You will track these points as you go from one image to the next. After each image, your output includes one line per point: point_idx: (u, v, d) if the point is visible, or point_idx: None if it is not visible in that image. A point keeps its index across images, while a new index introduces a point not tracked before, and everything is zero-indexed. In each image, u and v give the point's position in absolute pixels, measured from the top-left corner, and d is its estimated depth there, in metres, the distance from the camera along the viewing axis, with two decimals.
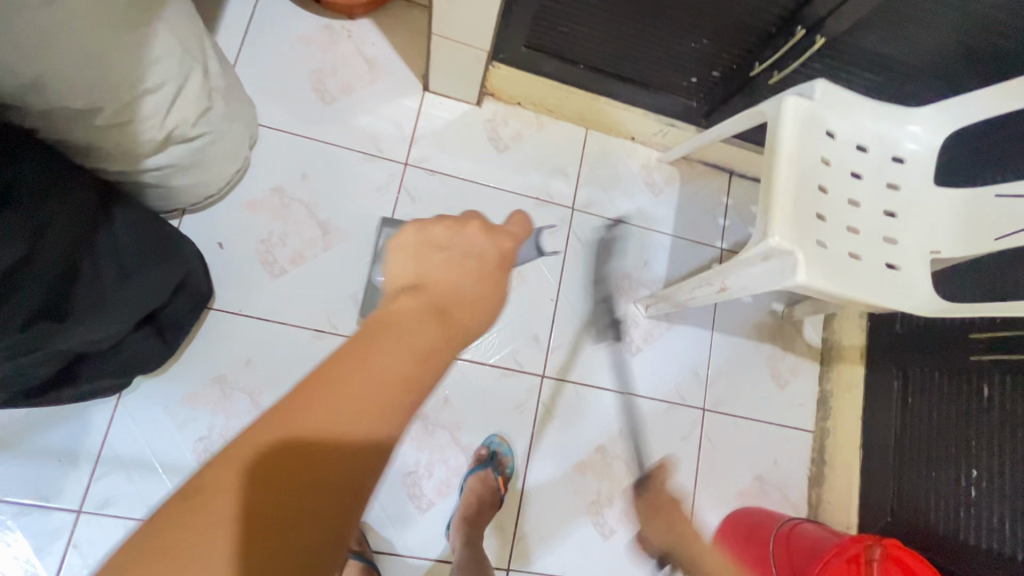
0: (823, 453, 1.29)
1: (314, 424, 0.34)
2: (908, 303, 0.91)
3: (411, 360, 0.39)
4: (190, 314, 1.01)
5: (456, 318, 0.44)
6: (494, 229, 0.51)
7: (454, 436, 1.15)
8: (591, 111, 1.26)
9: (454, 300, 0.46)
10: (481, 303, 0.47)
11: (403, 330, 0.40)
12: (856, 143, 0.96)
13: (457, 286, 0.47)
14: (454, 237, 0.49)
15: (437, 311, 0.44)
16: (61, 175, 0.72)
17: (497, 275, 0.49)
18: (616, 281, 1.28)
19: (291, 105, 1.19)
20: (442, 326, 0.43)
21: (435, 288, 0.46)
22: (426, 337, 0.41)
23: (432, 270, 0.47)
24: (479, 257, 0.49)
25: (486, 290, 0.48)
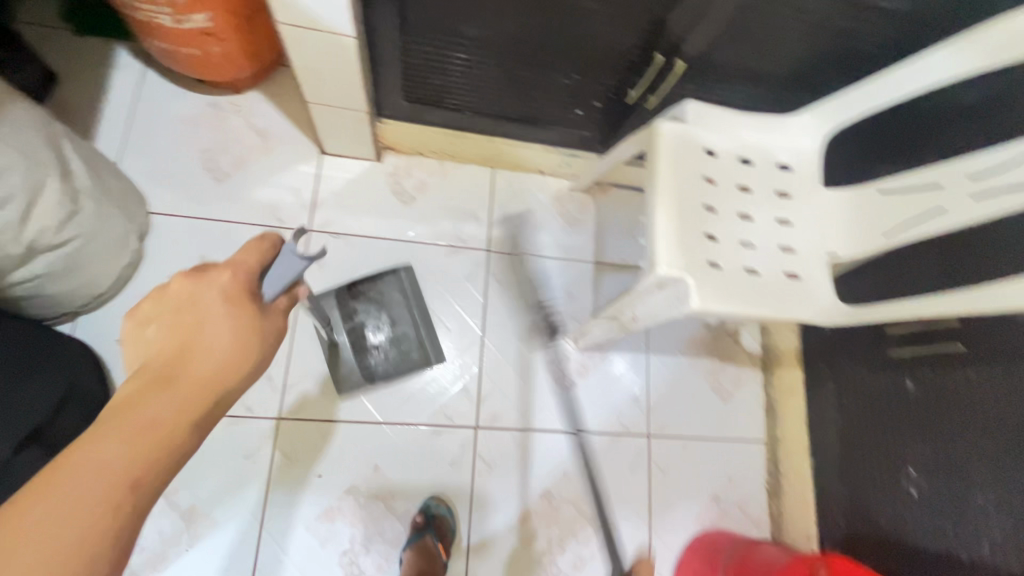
0: (776, 463, 1.26)
1: (62, 491, 0.45)
2: (813, 313, 0.89)
3: (140, 432, 0.49)
4: (85, 422, 0.96)
5: (191, 373, 0.54)
6: (206, 279, 0.58)
7: (388, 506, 1.10)
8: (491, 151, 1.25)
9: (194, 352, 0.55)
10: (225, 349, 0.56)
11: (138, 404, 0.50)
12: (739, 157, 0.95)
13: (192, 343, 0.55)
14: (169, 307, 0.56)
15: (171, 377, 0.53)
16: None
17: (236, 313, 0.57)
18: (542, 317, 1.26)
19: (183, 189, 1.16)
20: (172, 387, 0.52)
21: (165, 354, 0.54)
22: (157, 407, 0.51)
23: (167, 339, 0.55)
24: (208, 309, 0.56)
25: (232, 343, 0.57)
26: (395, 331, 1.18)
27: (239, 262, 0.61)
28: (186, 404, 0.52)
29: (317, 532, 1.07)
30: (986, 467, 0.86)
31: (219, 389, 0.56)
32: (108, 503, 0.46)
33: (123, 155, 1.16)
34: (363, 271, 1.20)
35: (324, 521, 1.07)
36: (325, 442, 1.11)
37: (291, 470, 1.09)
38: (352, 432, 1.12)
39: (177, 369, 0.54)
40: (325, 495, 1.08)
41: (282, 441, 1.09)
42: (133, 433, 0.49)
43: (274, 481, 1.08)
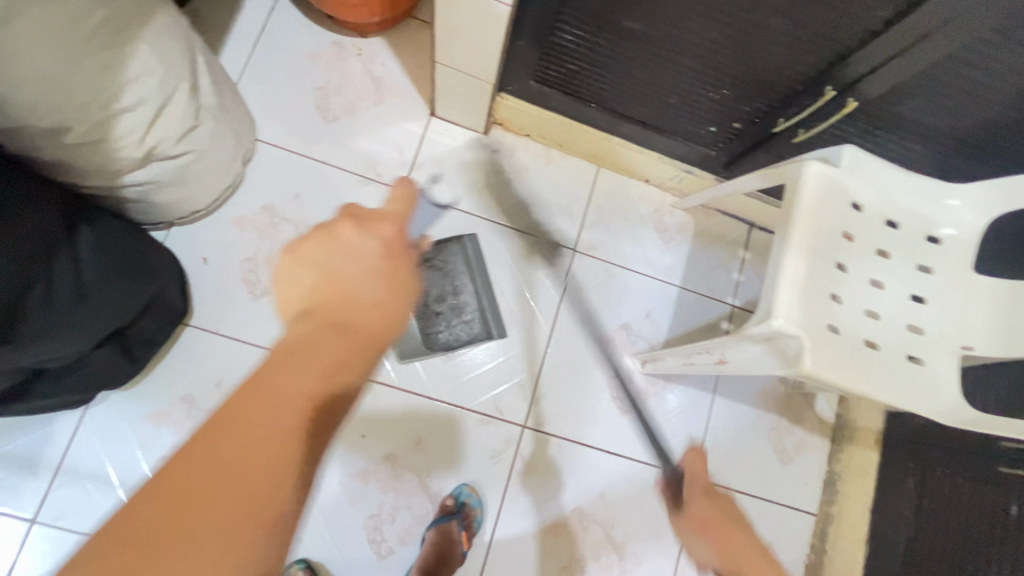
0: (824, 539, 1.18)
1: (245, 424, 0.42)
2: (931, 406, 0.80)
3: (324, 377, 0.46)
4: (160, 331, 0.98)
5: (353, 324, 0.50)
6: (366, 224, 0.54)
7: (422, 482, 1.09)
8: (602, 150, 1.19)
9: (350, 301, 0.51)
10: (380, 303, 0.52)
11: (311, 346, 0.47)
12: (885, 218, 0.86)
13: (352, 291, 0.51)
14: (334, 249, 0.52)
15: (339, 323, 0.49)
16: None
17: (391, 264, 0.54)
18: (613, 331, 1.20)
19: (291, 122, 1.15)
20: (344, 335, 0.49)
21: (327, 300, 0.51)
22: (335, 349, 0.47)
23: (328, 284, 0.51)
24: (362, 256, 0.52)
25: (389, 290, 0.53)
26: (458, 303, 1.16)
27: (394, 206, 0.56)
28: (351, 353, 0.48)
29: (349, 489, 1.06)
30: None
31: (381, 343, 0.52)
32: (297, 447, 0.43)
33: (241, 77, 1.15)
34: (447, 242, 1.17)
35: (358, 481, 1.07)
36: (374, 404, 1.09)
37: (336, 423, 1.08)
38: (402, 401, 1.11)
39: (341, 314, 0.50)
40: (364, 455, 1.08)
41: None
42: (317, 377, 0.46)
43: None
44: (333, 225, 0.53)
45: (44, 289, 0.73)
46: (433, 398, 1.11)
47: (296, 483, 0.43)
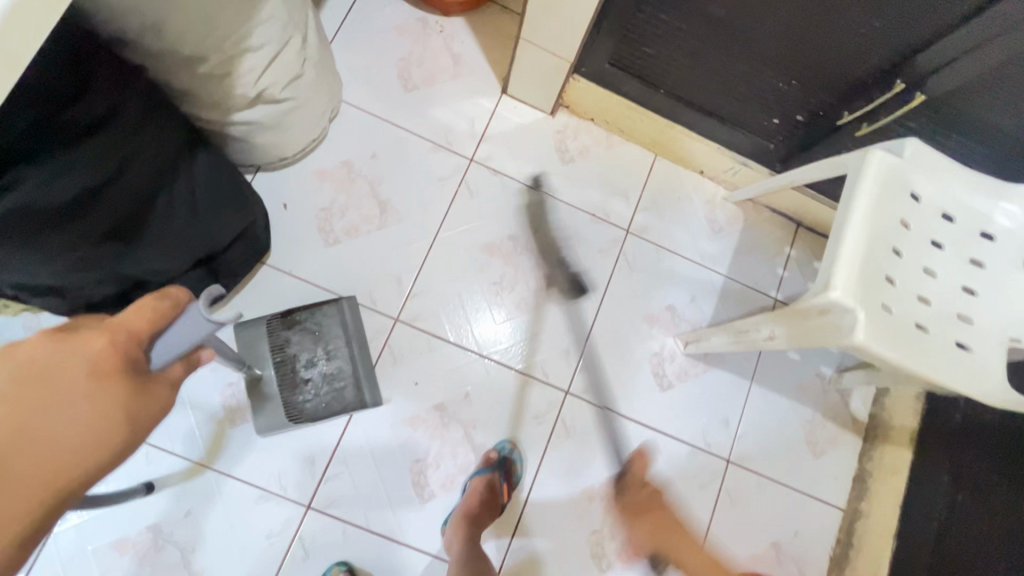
0: (851, 534, 1.21)
1: None
2: (979, 388, 0.83)
3: (33, 475, 0.46)
4: (245, 263, 1.05)
5: (49, 424, 0.48)
6: (62, 345, 0.51)
7: (467, 434, 1.13)
8: (663, 137, 1.25)
9: (53, 416, 0.48)
10: (94, 414, 0.50)
11: (42, 438, 0.47)
12: (942, 211, 0.90)
13: (42, 425, 0.48)
14: (5, 365, 0.48)
15: (22, 444, 0.46)
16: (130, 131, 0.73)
17: (117, 370, 0.52)
18: (659, 311, 1.25)
19: (374, 87, 1.23)
20: (26, 447, 0.46)
21: (2, 422, 0.46)
22: (58, 454, 0.48)
23: (22, 398, 0.47)
24: (81, 363, 0.51)
25: (98, 412, 0.50)
26: (330, 371, 1.08)
27: (122, 319, 0.55)
28: (87, 444, 0.49)
29: (399, 432, 1.11)
30: None
31: (111, 454, 0.51)
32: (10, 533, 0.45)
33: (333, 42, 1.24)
34: (509, 211, 1.23)
35: (408, 426, 1.12)
36: (428, 355, 1.15)
37: (392, 369, 1.13)
38: (455, 355, 1.16)
39: (29, 428, 0.47)
40: (415, 402, 1.13)
41: (393, 340, 1.14)
42: (32, 480, 0.46)
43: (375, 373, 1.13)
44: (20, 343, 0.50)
45: (168, 199, 0.84)
46: (484, 356, 1.17)
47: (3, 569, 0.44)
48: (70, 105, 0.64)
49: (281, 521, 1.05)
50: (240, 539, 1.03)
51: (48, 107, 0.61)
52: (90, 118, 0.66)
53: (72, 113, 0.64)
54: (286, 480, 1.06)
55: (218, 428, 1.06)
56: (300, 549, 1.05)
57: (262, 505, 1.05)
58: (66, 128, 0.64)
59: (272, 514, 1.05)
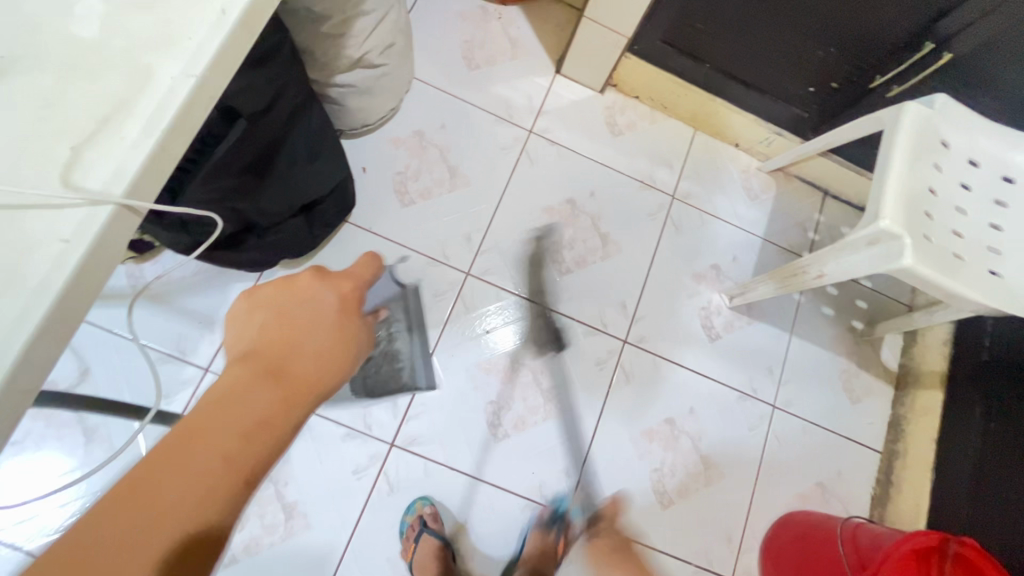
0: (890, 473, 1.29)
1: (207, 438, 0.45)
2: (1011, 305, 0.94)
3: (259, 415, 0.48)
4: (335, 217, 1.14)
5: (299, 369, 0.52)
6: (330, 279, 0.60)
7: (536, 378, 1.22)
8: (704, 111, 1.37)
9: (297, 352, 0.54)
10: (327, 354, 0.55)
11: (240, 399, 0.48)
12: (967, 158, 1.02)
13: (304, 338, 0.55)
14: (294, 294, 0.57)
15: (281, 369, 0.51)
16: (254, 61, 0.76)
17: (340, 322, 0.58)
18: (705, 269, 1.35)
19: (442, 66, 1.35)
20: (280, 379, 0.51)
21: (272, 345, 0.53)
22: (266, 392, 0.49)
23: (272, 330, 0.54)
24: (315, 312, 0.57)
25: (330, 346, 0.56)
26: (393, 352, 1.17)
27: (354, 273, 0.63)
28: (284, 408, 0.49)
29: (473, 377, 1.19)
30: None
31: (316, 391, 0.53)
32: (227, 485, 0.45)
33: None
34: (566, 178, 1.34)
35: (481, 371, 1.20)
36: (498, 306, 1.24)
37: (465, 318, 1.22)
38: (522, 306, 1.25)
39: (283, 364, 0.52)
40: (486, 348, 1.21)
41: (465, 292, 1.23)
42: (247, 418, 0.47)
43: (449, 322, 1.21)
44: (296, 277, 0.58)
45: (291, 150, 0.93)
46: (548, 308, 1.26)
47: (228, 519, 0.45)
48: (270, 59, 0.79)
49: (366, 458, 1.11)
50: (328, 475, 1.10)
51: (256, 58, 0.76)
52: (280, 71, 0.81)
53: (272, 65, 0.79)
54: (370, 420, 1.13)
55: None
56: (384, 484, 1.11)
57: (349, 442, 1.11)
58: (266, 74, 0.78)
59: (359, 451, 1.11)
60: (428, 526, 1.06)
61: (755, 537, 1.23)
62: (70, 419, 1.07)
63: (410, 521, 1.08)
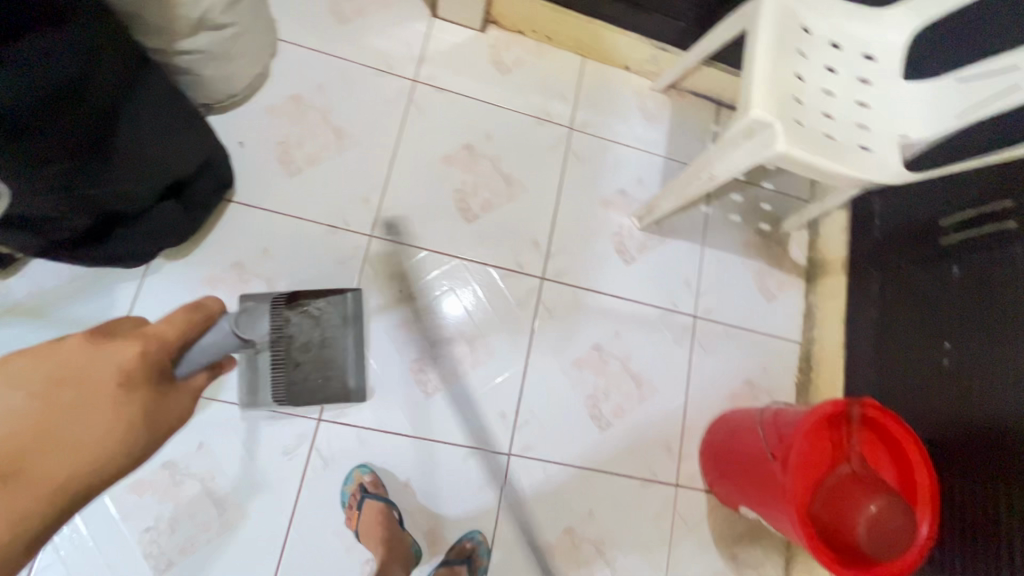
0: (809, 360, 1.36)
1: None
2: (879, 175, 0.98)
3: (20, 509, 0.52)
4: (214, 196, 1.08)
5: (61, 455, 0.55)
6: (103, 350, 0.60)
7: (459, 328, 1.21)
8: (588, 36, 1.35)
9: (61, 439, 0.56)
10: (98, 439, 0.57)
11: (5, 492, 0.51)
12: (830, 41, 1.05)
13: (71, 421, 0.57)
14: (61, 366, 0.58)
15: (46, 455, 0.54)
16: (50, 22, 0.69)
17: (118, 402, 0.59)
18: (612, 195, 1.36)
19: (309, 24, 1.27)
20: (31, 471, 0.53)
21: (44, 426, 0.55)
22: (27, 484, 0.52)
23: (41, 411, 0.56)
24: (90, 392, 0.58)
25: (106, 424, 0.58)
26: (328, 356, 0.85)
27: (148, 340, 0.64)
28: (43, 495, 0.53)
29: (393, 338, 1.17)
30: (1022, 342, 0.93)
31: (88, 474, 0.57)
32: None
33: None
34: (458, 123, 1.30)
35: (400, 330, 1.18)
36: (408, 263, 1.21)
37: (376, 281, 1.18)
38: (434, 260, 1.22)
39: (45, 449, 0.55)
40: (403, 307, 1.19)
41: (371, 255, 1.19)
42: (10, 510, 0.51)
43: (360, 287, 1.17)
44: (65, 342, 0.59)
45: (133, 124, 0.87)
46: (460, 257, 1.24)
47: None
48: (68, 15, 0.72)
49: (295, 438, 1.09)
50: (257, 462, 1.06)
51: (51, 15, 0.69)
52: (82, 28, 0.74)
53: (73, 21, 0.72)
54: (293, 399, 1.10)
55: None
56: (318, 460, 1.09)
57: (273, 425, 1.08)
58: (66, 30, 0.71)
59: (285, 432, 1.08)
60: (369, 492, 1.05)
61: (693, 441, 1.28)
62: None
63: (352, 490, 1.08)
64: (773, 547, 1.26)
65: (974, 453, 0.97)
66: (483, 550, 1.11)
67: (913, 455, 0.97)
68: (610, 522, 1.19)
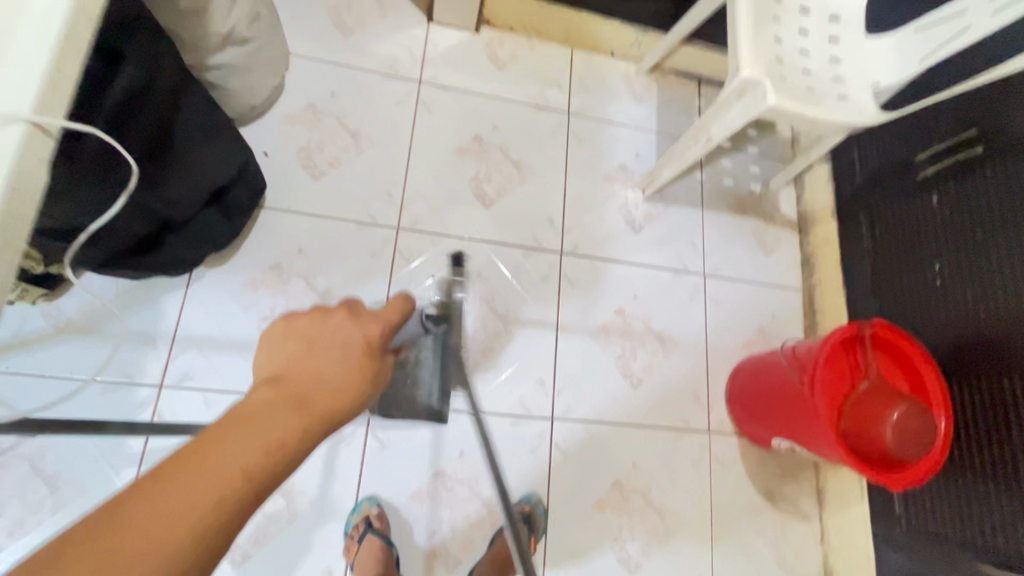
0: (813, 303, 1.46)
1: (239, 441, 0.44)
2: (861, 117, 1.09)
3: (275, 444, 0.46)
4: (251, 202, 1.11)
5: (319, 398, 0.52)
6: (360, 322, 0.59)
7: (491, 307, 1.27)
8: (576, 28, 1.46)
9: (316, 385, 0.53)
10: (345, 386, 0.54)
11: (262, 417, 0.47)
12: (800, 7, 1.16)
13: (319, 372, 0.54)
14: (324, 328, 0.57)
15: (298, 397, 0.51)
16: (122, 38, 0.75)
17: (367, 362, 0.57)
18: (614, 171, 1.45)
19: (317, 38, 1.34)
20: (304, 409, 0.50)
21: (294, 371, 0.53)
22: (283, 417, 0.48)
23: (299, 360, 0.54)
24: (344, 348, 0.57)
25: (351, 376, 0.55)
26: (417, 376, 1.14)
27: (386, 317, 0.62)
28: (301, 435, 0.48)
29: None
30: (1000, 252, 1.05)
31: (330, 423, 0.52)
32: (228, 500, 0.42)
33: None
34: (465, 117, 1.38)
35: None
36: (436, 250, 1.27)
37: (407, 269, 1.25)
38: (460, 245, 1.29)
39: (311, 393, 0.52)
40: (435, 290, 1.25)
41: (401, 245, 1.26)
42: (260, 445, 0.45)
43: (394, 276, 1.24)
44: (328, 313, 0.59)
45: (183, 131, 0.91)
46: (485, 241, 1.31)
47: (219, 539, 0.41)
48: (133, 33, 0.76)
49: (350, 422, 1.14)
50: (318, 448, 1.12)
51: (119, 34, 0.74)
52: (146, 48, 0.79)
53: (138, 42, 0.77)
54: None
55: None
56: (374, 440, 1.14)
57: None
58: (139, 51, 0.77)
59: None
60: (374, 525, 1.06)
61: (719, 389, 1.36)
62: (25, 473, 0.98)
63: (357, 519, 1.08)
64: (804, 478, 1.34)
65: (968, 358, 1.09)
66: (541, 510, 1.17)
67: (923, 367, 1.05)
68: (652, 473, 1.26)
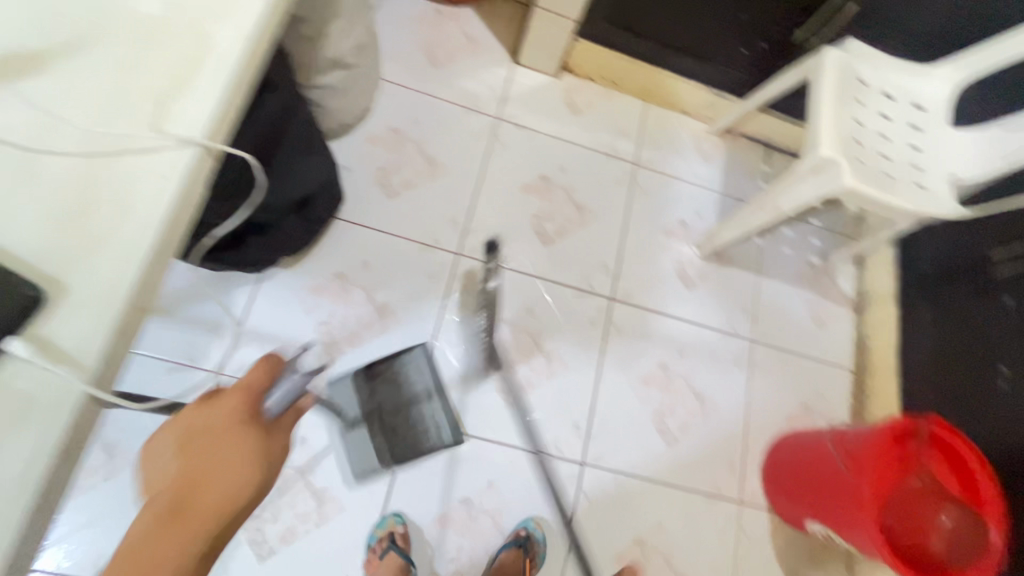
0: (863, 386, 1.42)
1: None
2: (937, 208, 1.08)
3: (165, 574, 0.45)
4: (327, 212, 1.19)
5: (208, 502, 0.49)
6: (244, 402, 0.58)
7: (537, 342, 1.29)
8: (654, 85, 1.50)
9: (216, 489, 0.50)
10: (239, 487, 0.51)
11: (150, 547, 0.46)
12: (884, 92, 1.17)
13: (204, 474, 0.51)
14: (196, 417, 0.55)
15: (188, 508, 0.49)
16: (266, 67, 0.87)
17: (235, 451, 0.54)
18: (673, 225, 1.47)
19: (408, 67, 1.43)
20: (187, 523, 0.48)
21: (192, 475, 0.50)
22: (163, 543, 0.46)
23: (189, 461, 0.52)
24: (207, 442, 0.53)
25: (233, 471, 0.52)
26: (415, 413, 1.16)
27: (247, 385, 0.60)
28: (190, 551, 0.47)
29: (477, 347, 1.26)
30: None
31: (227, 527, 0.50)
32: None
33: None
34: (535, 156, 1.43)
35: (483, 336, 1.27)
36: (492, 279, 1.31)
37: (462, 294, 1.29)
38: (515, 278, 1.33)
39: (202, 500, 0.49)
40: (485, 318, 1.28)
41: (459, 271, 1.30)
42: None
43: (448, 299, 1.27)
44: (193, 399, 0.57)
45: (288, 145, 0.99)
46: (540, 278, 1.34)
47: None
48: None
49: None
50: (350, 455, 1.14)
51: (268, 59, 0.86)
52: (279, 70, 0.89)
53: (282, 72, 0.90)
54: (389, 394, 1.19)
55: (321, 360, 1.18)
56: (407, 456, 1.16)
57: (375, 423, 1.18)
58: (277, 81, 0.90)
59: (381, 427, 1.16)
60: (397, 543, 1.08)
61: (755, 460, 1.33)
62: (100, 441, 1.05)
63: (381, 534, 1.11)
64: (835, 568, 1.29)
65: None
66: (538, 536, 1.15)
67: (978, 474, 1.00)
68: (677, 536, 1.23)
